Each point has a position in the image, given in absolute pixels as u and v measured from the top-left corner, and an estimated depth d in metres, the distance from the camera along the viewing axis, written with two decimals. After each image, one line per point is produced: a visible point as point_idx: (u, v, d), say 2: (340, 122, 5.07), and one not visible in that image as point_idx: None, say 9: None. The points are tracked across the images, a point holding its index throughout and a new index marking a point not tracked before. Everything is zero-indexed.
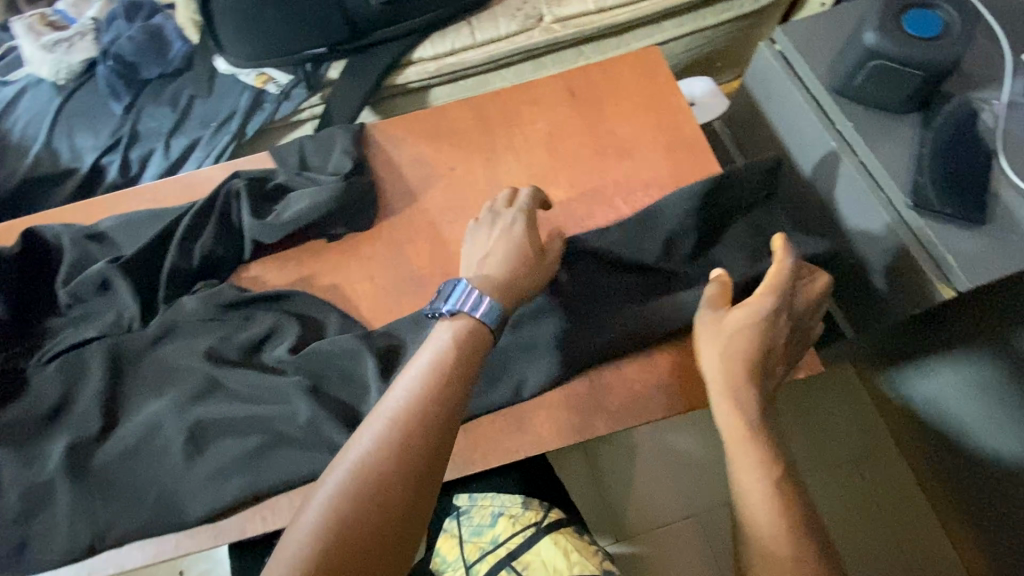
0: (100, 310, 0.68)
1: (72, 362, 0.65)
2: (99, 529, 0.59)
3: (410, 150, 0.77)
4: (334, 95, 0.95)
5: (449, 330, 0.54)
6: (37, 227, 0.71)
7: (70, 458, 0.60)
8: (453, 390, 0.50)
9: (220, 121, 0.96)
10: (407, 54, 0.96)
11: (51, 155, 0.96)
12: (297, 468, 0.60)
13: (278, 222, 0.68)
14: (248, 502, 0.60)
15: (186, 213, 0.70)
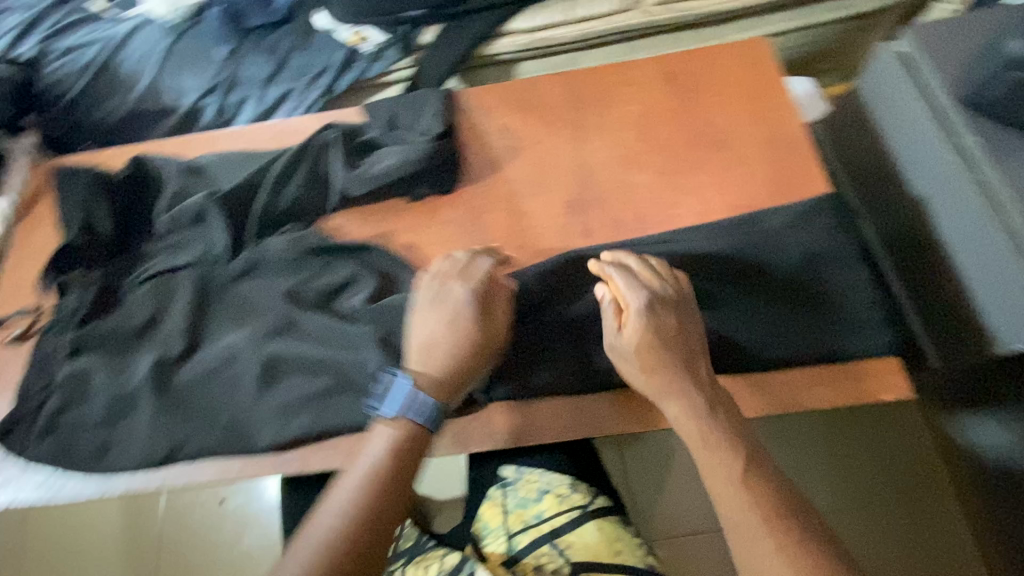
0: (191, 241, 0.71)
1: (164, 285, 0.69)
2: (175, 443, 0.62)
3: (498, 119, 0.77)
4: (426, 59, 0.96)
5: (386, 430, 0.56)
6: (145, 156, 0.75)
7: (154, 375, 0.64)
8: (385, 503, 0.53)
9: (313, 75, 0.99)
10: (502, 24, 0.96)
11: (156, 91, 1.01)
12: (361, 415, 0.62)
13: (369, 174, 0.69)
14: (310, 440, 0.62)
15: (280, 157, 0.72)
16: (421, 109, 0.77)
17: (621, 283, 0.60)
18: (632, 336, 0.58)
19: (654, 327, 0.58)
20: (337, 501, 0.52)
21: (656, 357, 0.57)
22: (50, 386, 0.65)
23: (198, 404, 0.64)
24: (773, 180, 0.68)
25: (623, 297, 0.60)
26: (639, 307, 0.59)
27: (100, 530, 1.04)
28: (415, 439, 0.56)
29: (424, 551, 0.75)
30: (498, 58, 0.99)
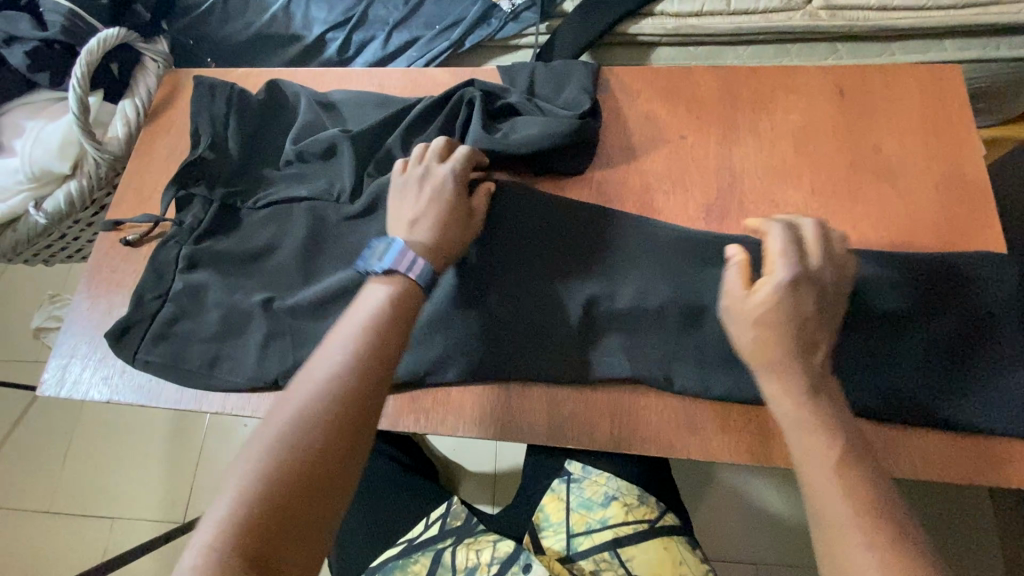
0: (315, 174, 0.69)
1: (283, 213, 0.68)
2: (282, 371, 0.62)
3: (644, 104, 0.72)
4: (564, 28, 0.91)
5: (385, 283, 0.52)
6: (281, 83, 0.75)
7: (264, 302, 0.64)
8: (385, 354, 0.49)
9: (444, 26, 0.96)
10: (651, 5, 0.91)
11: (286, 17, 1.00)
12: (468, 373, 0.61)
13: (505, 141, 0.66)
14: (411, 387, 0.62)
15: (417, 105, 0.70)
16: (565, 79, 0.73)
17: (778, 247, 0.53)
18: (757, 303, 0.51)
19: (791, 301, 0.51)
20: (337, 345, 0.48)
21: (776, 330, 0.50)
22: (166, 294, 0.66)
23: (300, 339, 0.63)
24: (943, 225, 0.62)
25: (770, 265, 0.52)
26: (782, 279, 0.51)
27: None
28: (409, 293, 0.52)
29: (474, 535, 0.71)
30: (637, 39, 0.93)
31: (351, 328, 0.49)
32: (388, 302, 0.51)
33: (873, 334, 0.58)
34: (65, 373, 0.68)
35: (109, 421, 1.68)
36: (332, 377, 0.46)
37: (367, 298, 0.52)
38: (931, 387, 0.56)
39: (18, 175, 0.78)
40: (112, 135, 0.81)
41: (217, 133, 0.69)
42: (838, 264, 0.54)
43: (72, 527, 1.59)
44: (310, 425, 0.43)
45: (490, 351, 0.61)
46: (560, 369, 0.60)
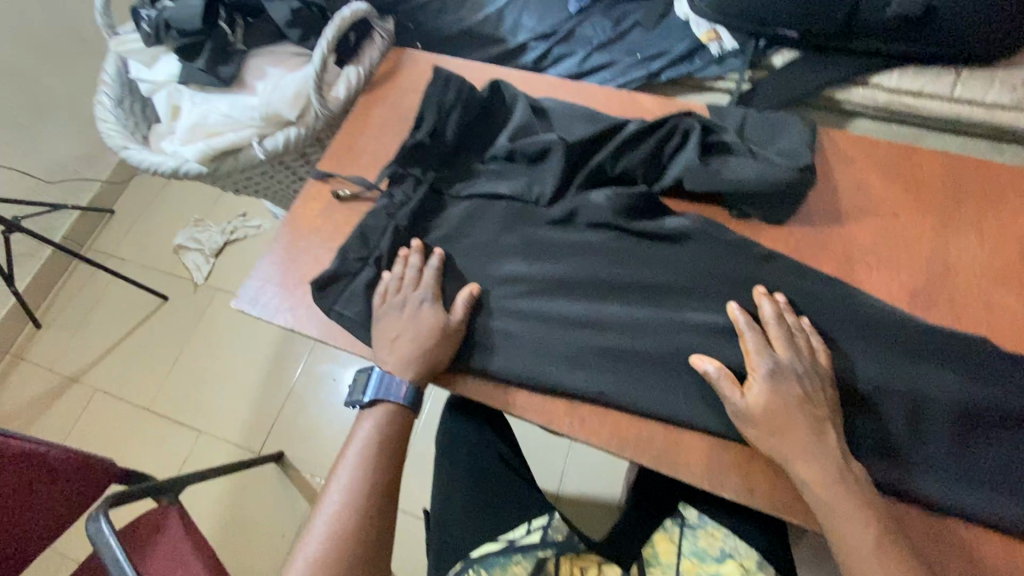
0: (519, 173, 0.74)
1: (484, 205, 0.73)
2: (466, 353, 0.66)
3: (857, 175, 0.70)
4: (768, 81, 0.91)
5: (367, 417, 0.67)
6: (502, 82, 0.79)
7: (449, 286, 0.70)
8: (387, 464, 0.65)
9: (646, 56, 0.98)
10: (867, 75, 0.88)
11: (498, 20, 1.06)
12: (646, 400, 0.60)
13: (717, 176, 0.68)
14: (587, 399, 0.62)
15: (628, 124, 0.72)
16: (777, 130, 0.73)
17: (751, 342, 0.60)
18: (752, 401, 0.57)
19: (782, 391, 0.57)
20: (354, 460, 0.65)
21: (772, 423, 0.56)
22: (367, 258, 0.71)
23: (485, 326, 0.67)
24: None
25: (751, 360, 0.59)
26: (765, 374, 0.58)
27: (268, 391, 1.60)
28: (399, 415, 0.67)
29: (577, 549, 0.76)
30: (840, 105, 0.92)
31: (362, 445, 0.66)
32: (380, 425, 0.66)
33: (945, 429, 0.57)
34: (258, 294, 0.75)
35: (215, 344, 1.82)
36: (343, 514, 0.62)
37: (360, 428, 0.67)
38: (996, 495, 0.55)
39: (253, 112, 0.87)
40: (334, 95, 0.88)
41: (441, 118, 0.75)
42: (801, 349, 0.59)
43: (163, 430, 1.74)
44: (341, 546, 0.61)
45: (672, 385, 0.61)
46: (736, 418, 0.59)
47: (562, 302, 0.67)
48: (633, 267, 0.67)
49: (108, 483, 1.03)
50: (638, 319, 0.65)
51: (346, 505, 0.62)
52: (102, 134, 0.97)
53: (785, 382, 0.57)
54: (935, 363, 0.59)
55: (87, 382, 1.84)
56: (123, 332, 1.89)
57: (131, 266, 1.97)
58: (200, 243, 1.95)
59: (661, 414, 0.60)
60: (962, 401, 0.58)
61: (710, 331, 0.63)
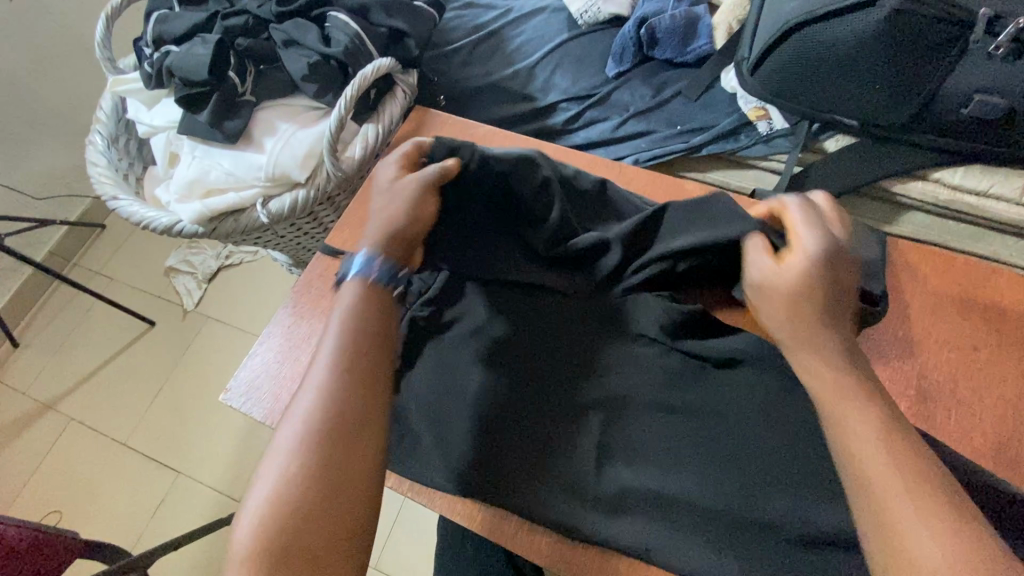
0: (566, 264, 0.65)
1: (521, 293, 0.65)
2: (485, 485, 0.58)
3: (930, 296, 0.63)
4: (820, 166, 0.84)
5: (353, 286, 0.53)
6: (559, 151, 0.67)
7: (466, 401, 0.61)
8: (369, 357, 0.50)
9: (687, 128, 0.91)
10: (928, 169, 0.82)
11: (529, 77, 0.99)
12: (694, 561, 0.53)
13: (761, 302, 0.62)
14: (625, 552, 0.55)
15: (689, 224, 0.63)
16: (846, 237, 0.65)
17: (796, 220, 0.55)
18: (784, 277, 0.52)
19: (826, 265, 0.52)
20: (304, 404, 0.47)
21: (817, 300, 0.51)
22: None
23: (508, 450, 0.59)
24: None
25: (795, 233, 0.54)
26: (811, 250, 0.52)
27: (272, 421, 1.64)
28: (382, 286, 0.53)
29: None
30: (896, 198, 0.84)
31: (336, 335, 0.50)
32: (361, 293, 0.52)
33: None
34: (252, 388, 0.66)
35: (203, 377, 1.72)
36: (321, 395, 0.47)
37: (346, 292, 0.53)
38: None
39: (259, 171, 0.79)
40: (350, 154, 0.82)
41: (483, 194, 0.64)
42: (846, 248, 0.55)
43: (140, 468, 1.63)
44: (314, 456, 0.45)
45: (725, 546, 0.53)
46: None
47: (580, 436, 0.59)
48: (665, 400, 0.60)
49: (72, 559, 0.93)
50: (678, 458, 0.57)
51: (305, 433, 0.45)
52: (93, 178, 0.89)
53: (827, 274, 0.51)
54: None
55: (62, 410, 1.73)
56: (104, 357, 1.79)
57: (118, 287, 1.88)
58: (193, 267, 1.86)
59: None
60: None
61: (764, 485, 0.55)
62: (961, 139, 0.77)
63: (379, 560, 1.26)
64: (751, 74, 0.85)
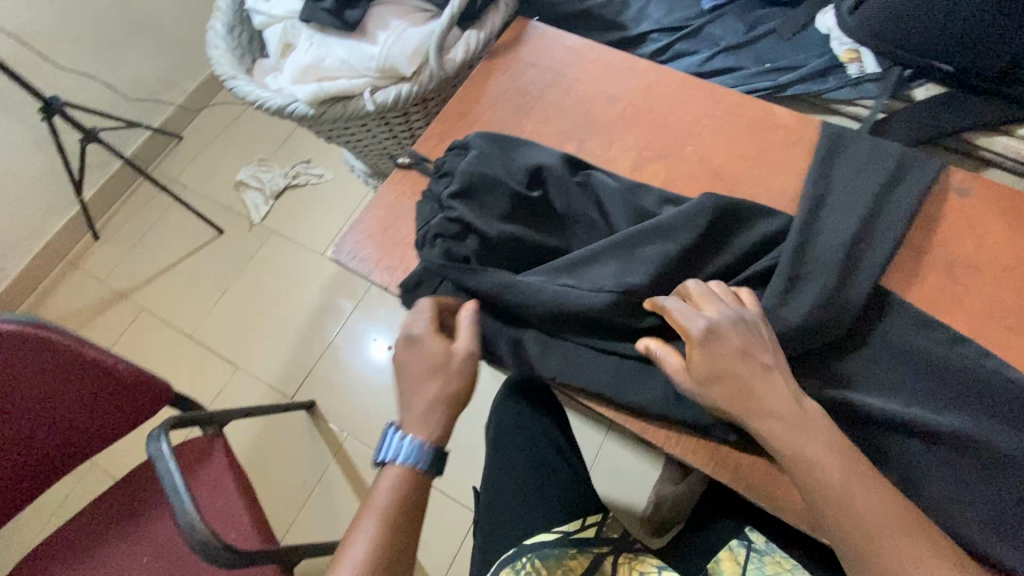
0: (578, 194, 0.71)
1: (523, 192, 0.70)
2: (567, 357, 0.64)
3: (1004, 230, 0.66)
4: (905, 112, 0.86)
5: (388, 477, 0.61)
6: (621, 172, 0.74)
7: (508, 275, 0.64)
8: (406, 518, 0.60)
9: (776, 66, 0.93)
10: (1015, 124, 0.83)
11: (623, 5, 1.02)
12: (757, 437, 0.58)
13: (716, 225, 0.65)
14: (694, 429, 0.60)
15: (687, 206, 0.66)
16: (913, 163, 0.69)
17: (681, 308, 0.58)
18: (690, 369, 0.56)
19: (725, 337, 0.56)
20: (362, 538, 0.58)
21: (725, 380, 0.56)
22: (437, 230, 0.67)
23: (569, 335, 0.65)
24: None
25: (686, 324, 0.57)
26: (697, 332, 0.56)
27: (325, 327, 1.74)
28: (417, 480, 0.61)
29: (633, 551, 0.75)
30: (979, 151, 0.85)
31: (385, 489, 0.60)
32: (395, 484, 0.60)
33: (947, 458, 0.57)
34: (355, 250, 0.73)
35: (264, 284, 1.83)
36: (374, 554, 0.57)
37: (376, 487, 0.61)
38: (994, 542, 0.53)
39: (370, 62, 0.86)
40: (451, 56, 0.87)
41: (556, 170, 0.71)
42: (733, 307, 0.59)
43: (202, 360, 1.76)
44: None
45: None
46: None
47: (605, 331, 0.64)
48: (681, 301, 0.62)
49: (163, 405, 1.04)
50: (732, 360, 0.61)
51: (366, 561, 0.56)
52: (211, 61, 0.96)
53: (712, 355, 0.56)
54: (955, 391, 0.59)
55: (135, 300, 1.87)
56: (174, 257, 1.91)
57: (191, 194, 1.99)
58: (261, 183, 1.96)
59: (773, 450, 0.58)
60: (978, 440, 0.56)
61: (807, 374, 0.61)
62: None
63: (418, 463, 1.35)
64: (851, 13, 0.88)
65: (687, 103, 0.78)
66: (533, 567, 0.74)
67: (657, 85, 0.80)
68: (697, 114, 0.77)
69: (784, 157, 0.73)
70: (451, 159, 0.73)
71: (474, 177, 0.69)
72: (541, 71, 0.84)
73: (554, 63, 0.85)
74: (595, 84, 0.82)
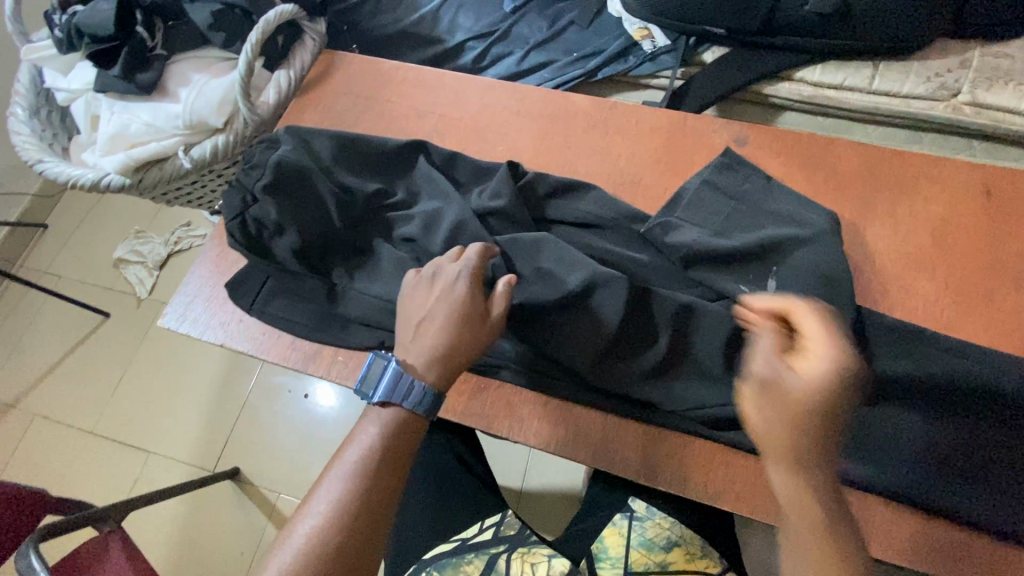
0: (399, 176, 0.74)
1: (339, 186, 0.70)
2: (387, 336, 0.66)
3: (783, 168, 0.73)
4: (699, 76, 0.93)
5: (378, 415, 0.56)
6: (455, 159, 0.74)
7: (302, 264, 0.68)
8: (397, 459, 0.55)
9: (582, 54, 0.99)
10: (792, 70, 0.91)
11: (434, 20, 1.05)
12: (566, 387, 0.63)
13: (514, 186, 0.70)
14: (513, 384, 0.64)
15: (494, 177, 0.72)
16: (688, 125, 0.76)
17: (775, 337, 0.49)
18: (799, 375, 0.45)
19: (844, 377, 0.45)
20: (345, 470, 0.54)
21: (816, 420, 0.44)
22: (252, 194, 0.69)
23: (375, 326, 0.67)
24: None
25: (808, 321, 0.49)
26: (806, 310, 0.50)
27: (235, 390, 1.67)
28: (411, 420, 0.57)
29: (527, 544, 0.74)
30: (768, 100, 0.94)
31: (371, 430, 0.56)
32: (387, 430, 0.56)
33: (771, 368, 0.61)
34: (185, 312, 0.71)
35: (162, 359, 1.74)
36: (354, 497, 0.52)
37: (361, 432, 0.56)
38: (880, 466, 0.58)
39: (178, 120, 0.85)
40: (264, 99, 0.85)
41: (381, 163, 0.73)
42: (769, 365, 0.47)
43: (110, 453, 1.65)
44: (348, 526, 0.51)
45: (592, 371, 0.62)
46: (661, 408, 0.61)
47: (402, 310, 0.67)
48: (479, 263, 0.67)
49: (42, 514, 0.97)
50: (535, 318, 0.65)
51: (350, 490, 0.52)
52: (15, 147, 0.91)
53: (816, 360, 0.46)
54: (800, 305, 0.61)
55: (25, 407, 1.73)
56: (61, 353, 1.79)
57: (67, 282, 1.87)
58: (140, 256, 1.86)
59: (596, 404, 0.62)
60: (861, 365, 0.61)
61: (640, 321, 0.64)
62: (811, 36, 0.87)
63: None
64: None
65: (492, 104, 0.82)
66: None
67: (462, 92, 0.83)
68: (502, 112, 0.81)
69: (584, 140, 0.78)
70: (261, 152, 0.71)
71: (283, 168, 0.68)
72: (353, 97, 0.86)
73: (363, 89, 0.86)
74: (405, 102, 0.84)
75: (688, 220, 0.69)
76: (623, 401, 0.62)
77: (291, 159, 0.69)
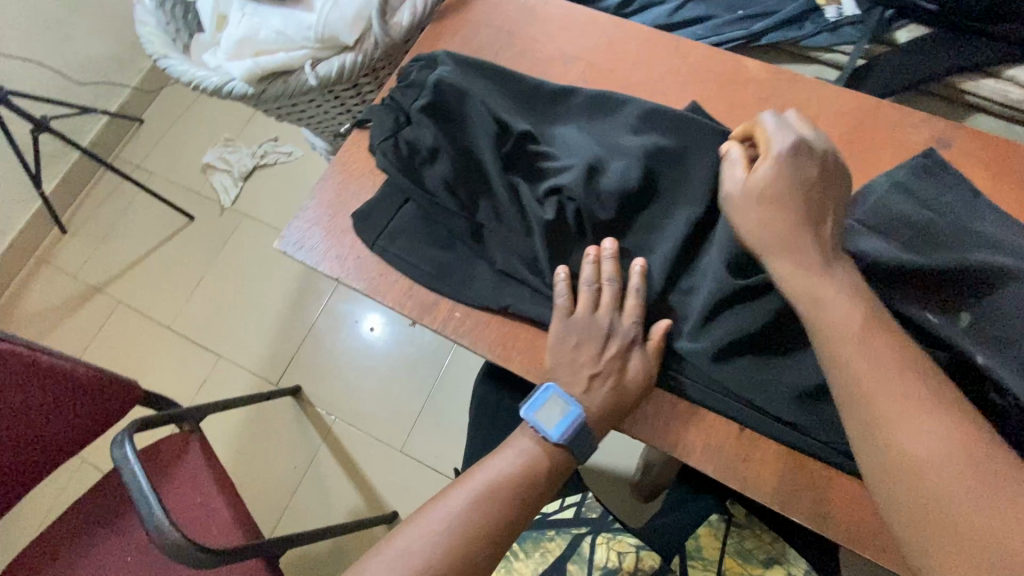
0: (552, 119, 0.68)
1: (490, 115, 0.64)
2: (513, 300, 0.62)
3: (991, 182, 0.62)
4: (886, 57, 0.80)
5: (521, 448, 0.57)
6: (618, 102, 0.67)
7: (442, 193, 0.63)
8: (529, 497, 0.56)
9: (748, 13, 0.86)
10: (1000, 66, 0.78)
11: None
12: (707, 389, 0.57)
13: (685, 140, 0.62)
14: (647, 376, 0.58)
15: (663, 127, 0.64)
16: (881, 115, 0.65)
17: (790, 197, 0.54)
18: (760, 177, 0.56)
19: (792, 165, 0.55)
20: (477, 486, 0.55)
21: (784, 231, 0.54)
22: (405, 112, 0.65)
23: (504, 283, 0.63)
24: None
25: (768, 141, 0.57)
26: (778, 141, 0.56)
27: (305, 311, 1.70)
28: (552, 460, 0.57)
29: (612, 531, 0.71)
30: (962, 96, 0.80)
31: (511, 460, 0.57)
32: (527, 463, 0.57)
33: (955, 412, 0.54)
34: (303, 239, 0.69)
35: (239, 269, 1.78)
36: (480, 513, 0.54)
37: (501, 457, 0.58)
38: None
39: (308, 32, 0.80)
40: (398, 20, 0.78)
41: (535, 102, 0.68)
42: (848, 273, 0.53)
43: (183, 350, 1.73)
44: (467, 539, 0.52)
45: (740, 375, 0.56)
46: (812, 433, 0.54)
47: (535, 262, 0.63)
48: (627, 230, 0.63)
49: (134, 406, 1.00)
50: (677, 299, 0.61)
51: (477, 508, 0.54)
52: (141, 39, 0.89)
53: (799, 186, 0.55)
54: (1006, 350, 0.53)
55: (110, 293, 1.82)
56: (147, 248, 1.85)
57: (157, 180, 1.91)
58: (228, 165, 1.88)
59: (736, 415, 0.56)
60: None
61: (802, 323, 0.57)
62: None
63: (408, 441, 1.54)
64: None
65: (650, 58, 0.73)
66: (513, 553, 0.71)
67: (617, 40, 0.74)
68: (661, 69, 0.72)
69: (753, 115, 0.68)
70: (417, 71, 0.68)
71: (442, 90, 0.64)
72: (495, 30, 0.78)
73: (506, 23, 0.78)
74: (551, 43, 0.76)
75: (876, 229, 0.59)
76: (770, 418, 0.55)
77: (451, 79, 0.64)
